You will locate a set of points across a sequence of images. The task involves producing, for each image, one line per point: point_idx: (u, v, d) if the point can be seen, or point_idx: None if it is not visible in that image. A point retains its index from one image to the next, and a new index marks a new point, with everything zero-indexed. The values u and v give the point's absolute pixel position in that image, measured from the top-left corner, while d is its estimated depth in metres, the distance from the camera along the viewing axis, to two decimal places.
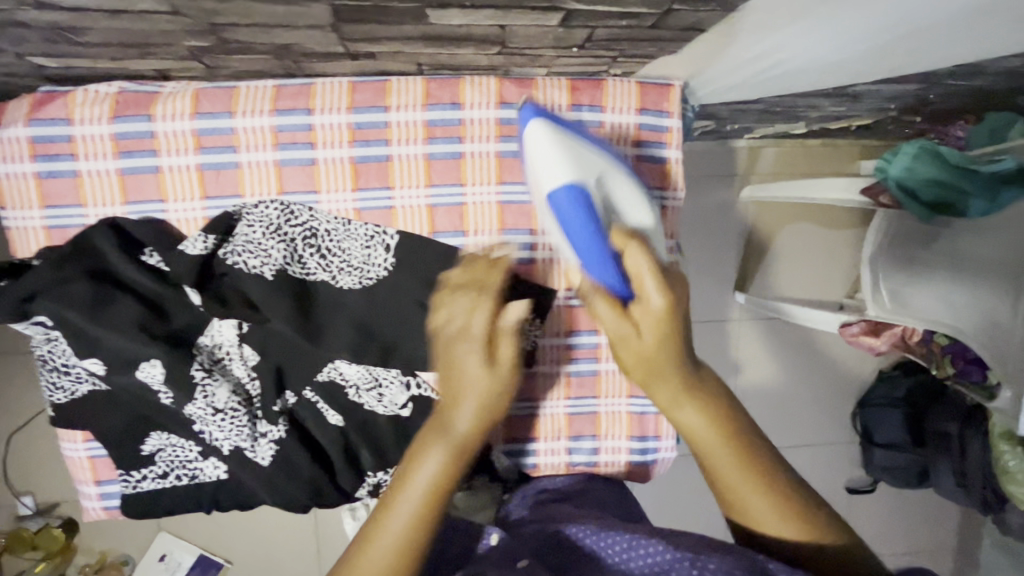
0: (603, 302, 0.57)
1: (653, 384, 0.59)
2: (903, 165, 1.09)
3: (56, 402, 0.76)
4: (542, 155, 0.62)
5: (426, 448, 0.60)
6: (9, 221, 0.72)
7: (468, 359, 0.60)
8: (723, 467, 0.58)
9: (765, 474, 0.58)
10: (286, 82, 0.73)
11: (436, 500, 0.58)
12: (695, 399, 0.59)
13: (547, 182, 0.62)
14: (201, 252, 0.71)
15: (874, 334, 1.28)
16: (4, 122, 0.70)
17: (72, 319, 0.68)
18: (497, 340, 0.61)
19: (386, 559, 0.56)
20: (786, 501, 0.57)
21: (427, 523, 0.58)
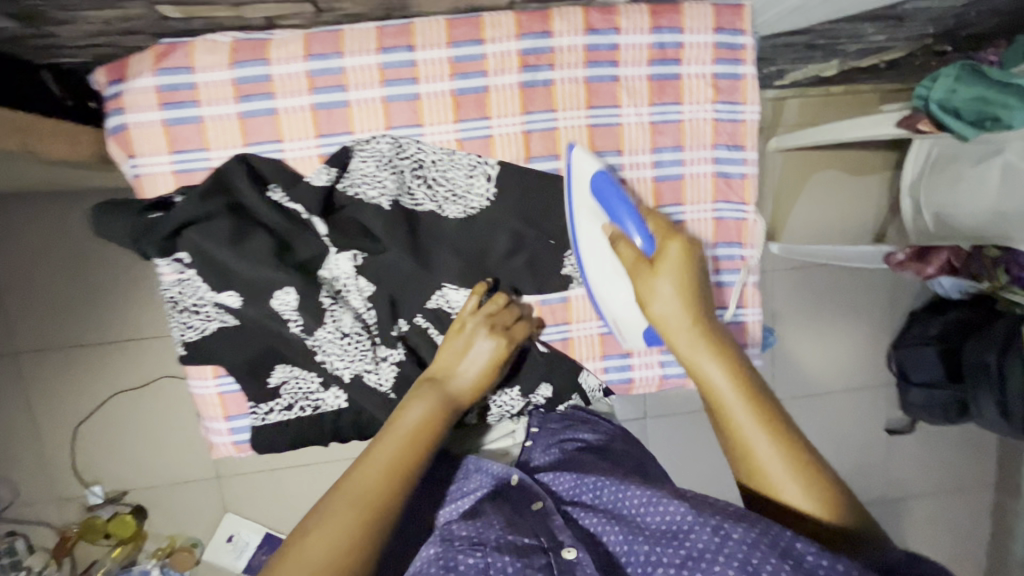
0: (626, 250, 0.70)
1: (650, 287, 0.66)
2: (945, 88, 1.12)
3: (187, 340, 0.80)
4: (580, 164, 0.79)
5: (417, 398, 0.68)
6: (141, 167, 0.76)
7: (479, 347, 0.75)
8: (715, 376, 0.63)
9: (782, 424, 0.60)
10: (387, 23, 0.77)
11: (415, 446, 0.62)
12: (687, 312, 0.65)
13: (584, 173, 0.78)
14: (326, 183, 0.77)
15: (921, 260, 1.37)
16: (130, 75, 0.74)
17: (215, 253, 0.73)
18: (486, 341, 0.75)
19: (381, 472, 0.59)
20: (812, 472, 0.58)
21: (417, 453, 0.62)
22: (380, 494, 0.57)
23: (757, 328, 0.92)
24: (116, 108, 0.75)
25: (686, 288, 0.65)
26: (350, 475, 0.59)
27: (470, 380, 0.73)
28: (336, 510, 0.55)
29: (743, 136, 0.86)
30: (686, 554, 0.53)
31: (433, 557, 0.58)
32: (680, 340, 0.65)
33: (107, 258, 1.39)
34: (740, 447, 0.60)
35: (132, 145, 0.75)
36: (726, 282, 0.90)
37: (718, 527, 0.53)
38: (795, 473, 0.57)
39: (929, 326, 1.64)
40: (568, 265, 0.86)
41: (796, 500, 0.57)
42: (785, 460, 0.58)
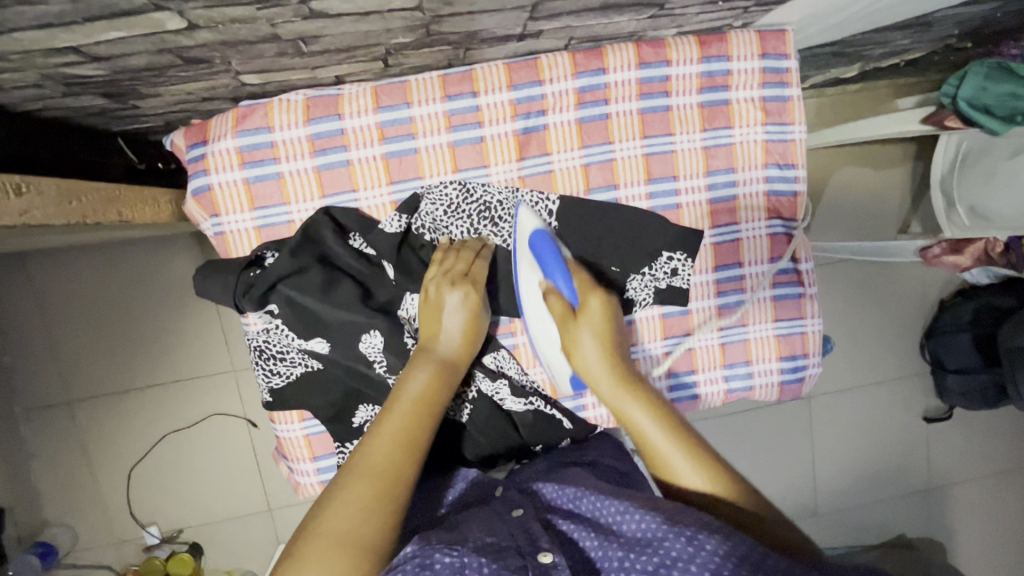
0: (556, 303, 0.78)
1: (552, 274, 0.77)
2: (975, 86, 1.16)
3: (274, 386, 0.84)
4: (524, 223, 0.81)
5: (418, 367, 0.70)
6: (224, 225, 0.79)
7: (455, 302, 0.76)
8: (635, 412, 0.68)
9: (649, 391, 0.69)
10: (450, 71, 0.81)
11: (420, 417, 0.65)
12: (603, 351, 0.74)
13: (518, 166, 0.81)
14: (398, 230, 0.80)
15: (957, 253, 1.38)
16: (212, 138, 0.77)
17: (307, 303, 0.77)
18: (453, 292, 0.76)
19: (390, 442, 0.61)
20: (692, 444, 0.65)
21: (424, 421, 0.65)
22: (397, 465, 0.59)
23: (817, 338, 0.95)
24: (199, 169, 0.78)
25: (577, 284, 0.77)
26: (363, 446, 0.61)
27: (459, 339, 0.75)
28: (349, 484, 0.57)
29: (793, 154, 0.89)
30: (662, 563, 0.51)
31: (414, 553, 0.52)
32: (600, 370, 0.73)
33: (159, 303, 1.42)
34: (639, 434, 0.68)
35: (216, 205, 0.79)
36: (783, 294, 0.93)
37: (691, 537, 0.51)
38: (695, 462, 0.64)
39: (960, 312, 1.68)
40: (631, 290, 0.89)
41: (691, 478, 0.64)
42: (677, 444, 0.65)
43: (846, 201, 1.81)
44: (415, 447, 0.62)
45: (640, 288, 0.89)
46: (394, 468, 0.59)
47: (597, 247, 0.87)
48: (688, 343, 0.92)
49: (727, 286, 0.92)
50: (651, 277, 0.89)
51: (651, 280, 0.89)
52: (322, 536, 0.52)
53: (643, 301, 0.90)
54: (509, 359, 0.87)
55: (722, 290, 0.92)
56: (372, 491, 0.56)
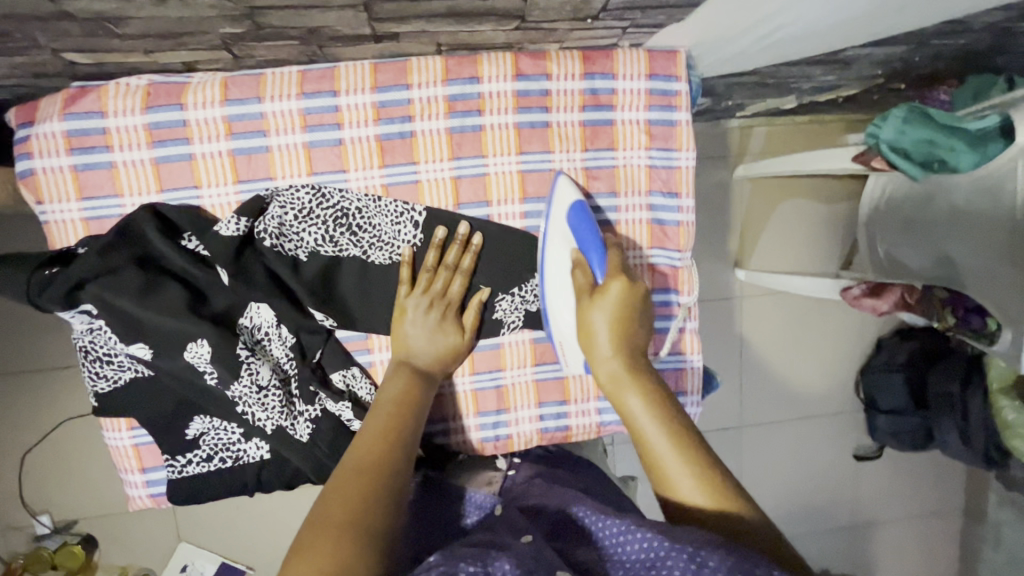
0: (580, 278, 0.74)
1: (587, 318, 0.70)
2: (894, 129, 1.11)
3: (99, 391, 0.77)
4: (564, 190, 0.79)
5: (397, 375, 0.73)
6: (48, 214, 0.73)
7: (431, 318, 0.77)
8: (632, 401, 0.64)
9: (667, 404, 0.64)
10: (310, 67, 0.76)
11: (402, 411, 0.67)
12: (619, 343, 0.69)
13: (562, 202, 0.79)
14: (235, 234, 0.74)
15: (876, 295, 1.35)
16: (39, 119, 0.72)
17: (123, 305, 0.71)
18: (431, 313, 0.77)
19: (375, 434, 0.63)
20: (702, 463, 0.59)
21: (408, 419, 0.66)
22: (377, 458, 0.59)
23: (697, 375, 0.91)
24: (22, 152, 0.72)
25: (618, 327, 0.69)
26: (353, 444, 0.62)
27: (432, 353, 0.76)
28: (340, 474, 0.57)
29: (677, 181, 0.85)
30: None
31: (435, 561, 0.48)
32: (600, 346, 0.69)
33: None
34: (642, 446, 0.62)
35: (39, 191, 0.73)
36: (663, 327, 0.88)
37: (695, 554, 0.48)
38: (685, 463, 0.59)
39: (895, 352, 1.66)
40: (499, 311, 0.84)
41: (687, 492, 0.57)
42: (683, 459, 0.59)
43: (789, 233, 1.78)
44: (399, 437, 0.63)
45: (509, 309, 0.84)
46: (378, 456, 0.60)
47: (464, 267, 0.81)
48: (559, 371, 0.88)
49: None
50: (522, 299, 0.84)
51: (521, 302, 0.84)
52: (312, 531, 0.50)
53: (511, 324, 0.84)
54: (360, 378, 0.81)
55: None
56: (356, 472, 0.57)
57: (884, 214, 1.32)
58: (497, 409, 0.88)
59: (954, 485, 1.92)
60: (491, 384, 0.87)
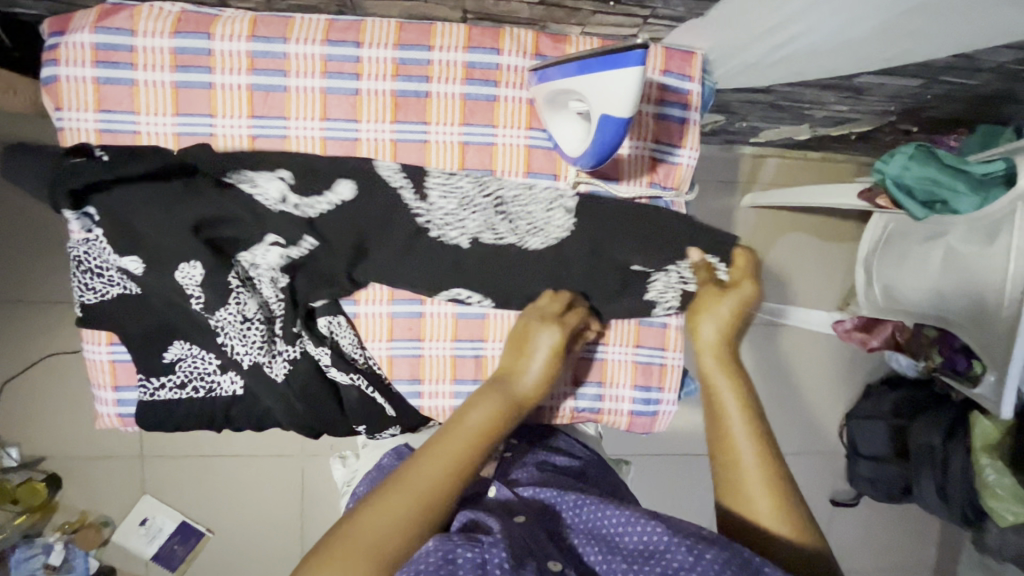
0: (703, 273, 0.82)
1: (698, 319, 0.78)
2: (900, 165, 1.09)
3: (85, 302, 0.78)
4: (613, 87, 0.65)
5: (479, 404, 0.68)
6: (65, 121, 0.75)
7: (543, 354, 0.75)
8: (725, 393, 0.71)
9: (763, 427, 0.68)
10: (339, 18, 0.78)
11: (472, 454, 0.63)
12: (724, 345, 0.76)
13: (602, 103, 0.67)
14: (315, 214, 0.77)
15: (867, 331, 1.39)
16: (70, 29, 0.74)
17: (129, 217, 0.73)
18: (545, 332, 0.76)
19: (433, 480, 0.59)
20: (787, 497, 0.63)
21: (471, 465, 0.62)
22: (421, 502, 0.58)
23: (676, 373, 0.91)
24: (50, 58, 0.74)
25: (727, 333, 0.77)
26: (411, 465, 0.60)
27: (534, 380, 0.74)
28: (378, 504, 0.57)
29: (676, 178, 0.86)
30: (663, 570, 0.54)
31: (433, 546, 0.55)
32: (705, 338, 0.77)
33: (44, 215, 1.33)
34: (731, 457, 0.66)
35: (59, 98, 0.74)
36: (649, 321, 0.89)
37: (692, 548, 0.55)
38: (771, 488, 0.63)
39: (881, 401, 1.65)
40: (653, 290, 0.84)
41: (767, 517, 0.61)
42: (769, 482, 0.63)
43: (789, 266, 1.79)
44: (453, 487, 0.60)
45: (662, 288, 0.84)
46: (421, 505, 0.58)
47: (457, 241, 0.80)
48: None
49: None
50: (680, 278, 0.83)
51: (676, 283, 0.84)
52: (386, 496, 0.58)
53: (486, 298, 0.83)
54: (345, 328, 0.83)
55: None
56: (400, 521, 0.56)
57: (881, 253, 1.32)
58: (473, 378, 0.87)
59: (927, 540, 1.90)
60: (471, 353, 0.87)
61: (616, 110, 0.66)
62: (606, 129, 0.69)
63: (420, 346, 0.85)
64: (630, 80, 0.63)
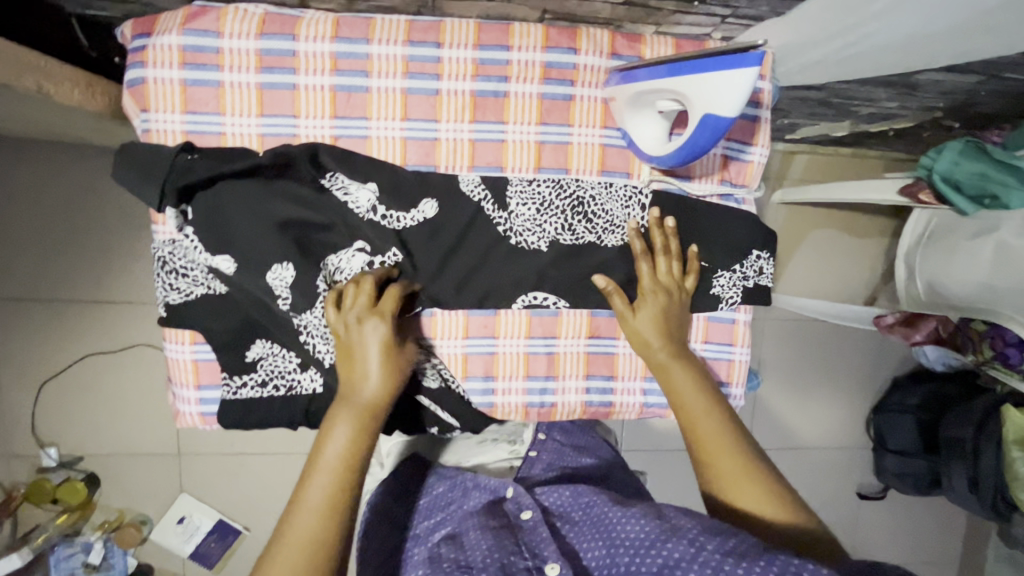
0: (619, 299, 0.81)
1: (633, 325, 0.81)
2: (949, 161, 1.15)
3: (170, 302, 0.79)
4: (718, 87, 0.62)
5: (334, 418, 0.70)
6: (151, 122, 0.76)
7: (373, 348, 0.72)
8: (683, 389, 0.77)
9: (720, 411, 0.75)
10: (419, 18, 0.79)
11: (347, 472, 0.67)
12: (666, 339, 0.80)
13: (704, 103, 0.64)
14: (403, 226, 0.80)
15: (910, 326, 1.40)
16: (157, 31, 0.74)
17: (222, 218, 0.75)
18: (370, 326, 0.72)
19: (314, 515, 0.64)
20: (757, 473, 0.69)
21: (349, 481, 0.67)
22: (320, 538, 0.63)
23: (743, 368, 0.92)
24: (137, 60, 0.75)
25: (663, 327, 0.80)
26: (293, 509, 0.65)
27: (376, 380, 0.72)
28: (285, 548, 0.62)
29: (747, 176, 0.87)
30: (663, 562, 0.58)
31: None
32: (649, 339, 0.80)
33: (88, 216, 1.33)
34: (703, 450, 0.72)
35: (147, 100, 0.75)
36: (718, 316, 0.89)
37: (695, 539, 0.57)
38: (743, 469, 0.69)
39: (908, 394, 1.66)
40: (717, 286, 0.87)
41: (745, 499, 0.67)
42: (738, 463, 0.70)
43: (819, 262, 1.80)
44: (339, 510, 0.65)
45: (726, 285, 0.87)
46: (314, 541, 0.63)
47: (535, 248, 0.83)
48: (612, 347, 0.89)
49: None
50: (741, 276, 0.87)
51: (739, 279, 0.88)
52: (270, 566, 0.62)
53: (558, 302, 0.86)
54: None
55: None
56: (302, 556, 0.62)
57: (925, 247, 1.34)
58: (545, 375, 0.89)
59: (952, 533, 1.92)
60: (544, 350, 0.88)
61: (718, 110, 0.64)
62: (704, 130, 0.66)
63: (495, 344, 0.86)
64: (742, 81, 0.60)
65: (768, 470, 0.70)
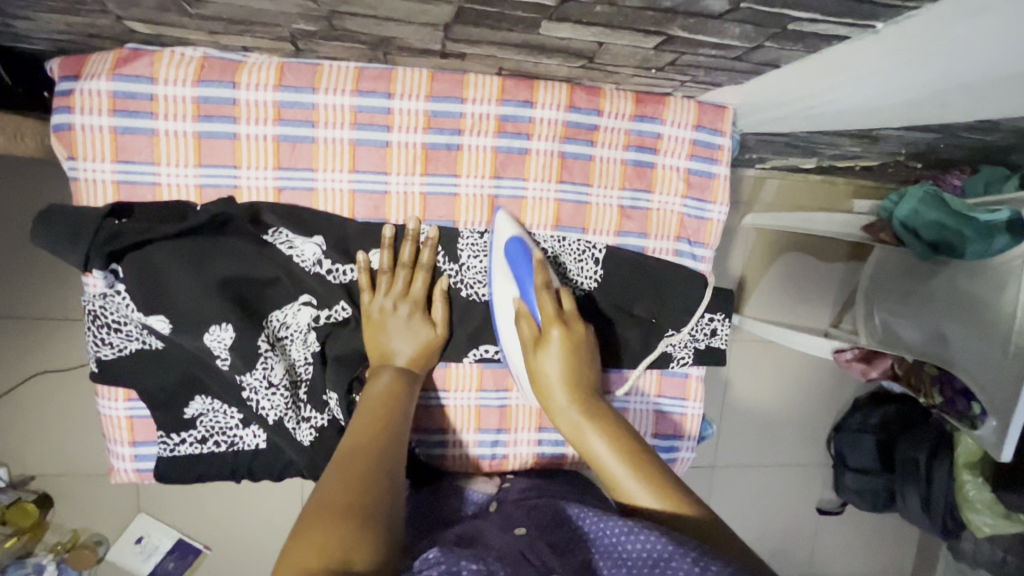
0: (526, 326, 0.74)
1: (537, 368, 0.72)
2: (909, 208, 1.16)
3: (102, 357, 0.75)
4: (501, 225, 0.78)
5: (377, 374, 0.72)
6: (80, 170, 0.72)
7: (397, 322, 0.75)
8: (594, 439, 0.66)
9: (608, 417, 0.67)
10: (369, 66, 0.75)
11: (387, 433, 0.64)
12: (567, 373, 0.71)
13: (500, 237, 0.77)
14: (349, 280, 0.78)
15: (867, 362, 1.42)
16: (85, 74, 0.70)
17: (157, 276, 0.71)
18: (400, 313, 0.75)
19: (360, 463, 0.58)
20: (659, 480, 0.60)
21: (391, 439, 0.63)
22: (358, 485, 0.55)
23: (696, 421, 0.91)
24: (63, 104, 0.70)
25: (568, 369, 0.71)
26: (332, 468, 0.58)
27: (413, 351, 0.75)
28: (323, 509, 0.52)
29: (706, 233, 0.87)
30: None
31: (436, 559, 0.47)
32: (553, 392, 0.71)
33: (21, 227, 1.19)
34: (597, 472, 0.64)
35: (74, 147, 0.71)
36: (670, 371, 0.89)
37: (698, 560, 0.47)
38: (641, 479, 0.60)
39: (869, 415, 1.65)
40: (669, 346, 0.86)
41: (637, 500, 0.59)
42: (635, 475, 0.60)
43: (787, 289, 1.80)
44: (382, 460, 0.59)
45: (678, 346, 0.87)
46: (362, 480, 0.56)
47: (488, 305, 0.81)
48: None
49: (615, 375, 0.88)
50: (692, 337, 0.87)
51: (691, 340, 0.87)
52: (306, 518, 0.51)
53: None
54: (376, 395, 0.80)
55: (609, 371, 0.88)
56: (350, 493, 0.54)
57: (889, 284, 1.35)
58: (497, 428, 0.88)
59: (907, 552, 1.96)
60: (495, 403, 0.87)
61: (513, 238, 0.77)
62: (515, 249, 0.76)
63: (446, 397, 0.85)
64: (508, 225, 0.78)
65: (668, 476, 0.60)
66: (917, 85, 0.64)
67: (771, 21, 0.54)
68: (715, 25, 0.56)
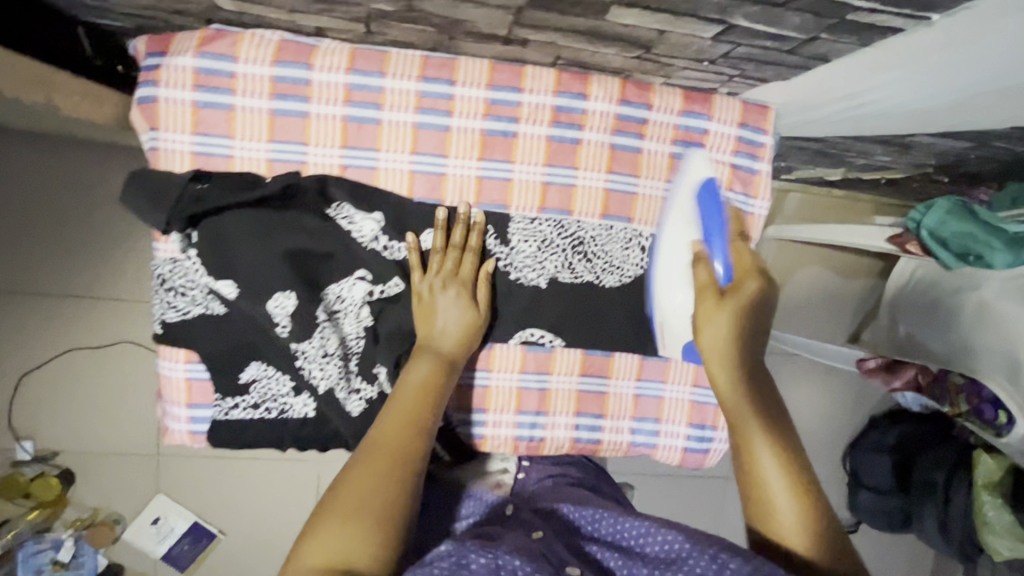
0: (702, 271, 0.73)
1: (705, 316, 0.70)
2: (936, 218, 1.12)
3: (167, 320, 0.78)
4: (694, 168, 0.83)
5: (416, 361, 0.70)
6: (160, 141, 0.76)
7: (445, 300, 0.76)
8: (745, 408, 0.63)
9: (774, 420, 0.62)
10: (433, 54, 0.80)
11: (414, 425, 0.61)
12: (735, 344, 0.68)
13: (694, 179, 0.82)
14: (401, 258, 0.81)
15: (888, 373, 1.43)
16: (172, 51, 0.75)
17: (228, 243, 0.76)
18: (446, 293, 0.76)
19: (379, 461, 0.56)
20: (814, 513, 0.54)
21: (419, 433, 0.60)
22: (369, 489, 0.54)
23: None
24: (150, 79, 0.75)
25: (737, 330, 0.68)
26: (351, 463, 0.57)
27: (455, 335, 0.74)
28: (336, 511, 0.52)
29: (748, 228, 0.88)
30: None
31: (446, 552, 0.48)
32: (710, 341, 0.69)
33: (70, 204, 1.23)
34: (749, 467, 0.59)
35: (157, 118, 0.76)
36: None
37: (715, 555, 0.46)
38: (790, 493, 0.55)
39: (886, 433, 1.58)
40: None
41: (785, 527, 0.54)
42: (786, 482, 0.56)
43: (808, 301, 1.82)
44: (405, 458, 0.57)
45: None
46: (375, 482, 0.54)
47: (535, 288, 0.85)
48: (602, 386, 0.91)
49: (652, 364, 0.91)
50: None
51: None
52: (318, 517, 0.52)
53: (553, 339, 0.87)
54: None
55: (647, 360, 0.91)
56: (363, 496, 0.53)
57: (913, 295, 1.37)
58: (536, 410, 0.90)
59: None
60: (535, 385, 0.89)
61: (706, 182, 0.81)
62: (705, 202, 0.79)
63: (489, 376, 0.87)
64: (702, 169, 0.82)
65: (826, 515, 0.55)
66: (959, 83, 0.68)
67: (830, 11, 0.58)
68: (775, 14, 0.60)
